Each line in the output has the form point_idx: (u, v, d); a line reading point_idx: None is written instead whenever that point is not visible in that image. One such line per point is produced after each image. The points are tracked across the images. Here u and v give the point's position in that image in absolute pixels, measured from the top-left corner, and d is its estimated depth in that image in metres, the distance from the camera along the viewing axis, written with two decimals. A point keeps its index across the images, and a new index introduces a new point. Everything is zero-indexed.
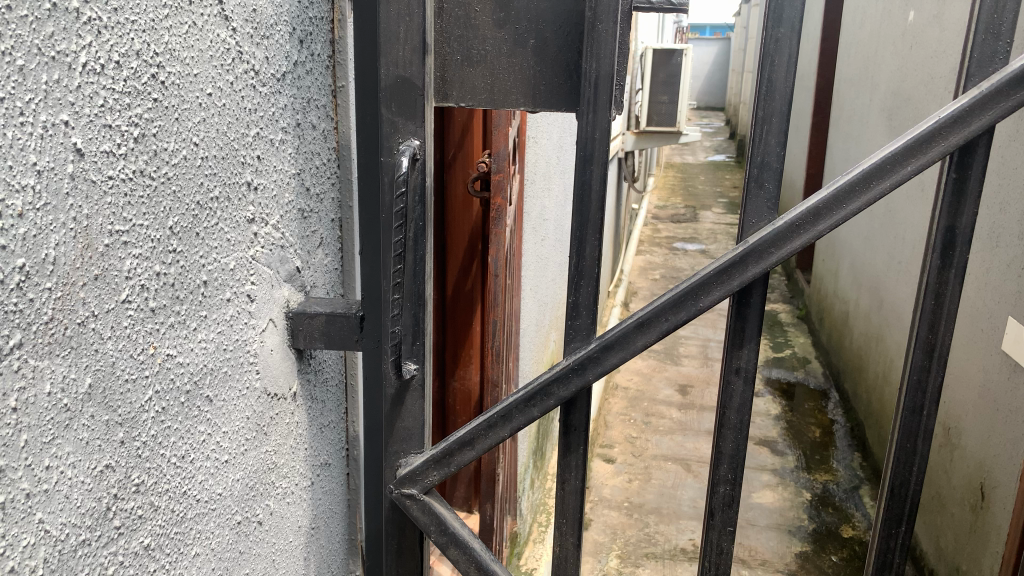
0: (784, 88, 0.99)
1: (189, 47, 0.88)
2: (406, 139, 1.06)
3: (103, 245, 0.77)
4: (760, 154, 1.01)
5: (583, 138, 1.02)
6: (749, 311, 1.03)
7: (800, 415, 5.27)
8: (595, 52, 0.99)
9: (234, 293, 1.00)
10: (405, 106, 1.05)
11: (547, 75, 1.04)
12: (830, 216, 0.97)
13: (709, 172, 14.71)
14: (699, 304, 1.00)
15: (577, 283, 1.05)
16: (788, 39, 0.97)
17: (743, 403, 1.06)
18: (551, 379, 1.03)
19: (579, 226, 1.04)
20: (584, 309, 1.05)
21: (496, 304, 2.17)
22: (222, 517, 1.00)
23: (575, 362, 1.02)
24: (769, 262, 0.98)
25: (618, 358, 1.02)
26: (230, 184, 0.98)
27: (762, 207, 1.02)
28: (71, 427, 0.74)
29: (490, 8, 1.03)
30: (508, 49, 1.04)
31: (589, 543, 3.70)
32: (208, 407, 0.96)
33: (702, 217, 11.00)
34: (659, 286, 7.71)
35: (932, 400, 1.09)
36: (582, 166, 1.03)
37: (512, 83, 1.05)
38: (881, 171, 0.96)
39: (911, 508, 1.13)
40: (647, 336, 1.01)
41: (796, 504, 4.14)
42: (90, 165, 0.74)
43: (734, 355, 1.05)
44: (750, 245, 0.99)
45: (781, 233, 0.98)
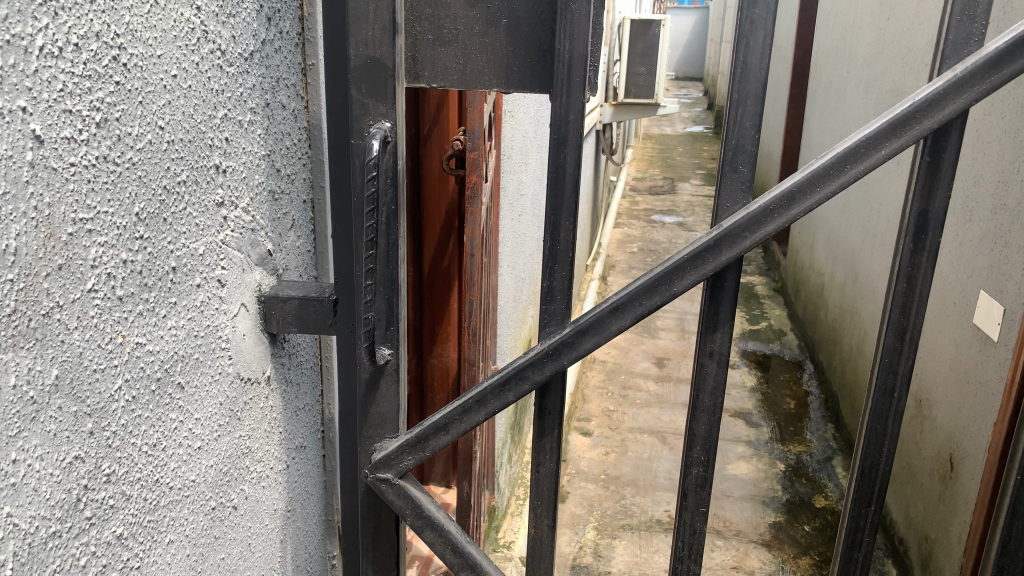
0: (758, 71, 0.98)
1: (152, 27, 0.86)
2: (376, 121, 1.04)
3: (66, 234, 0.75)
4: (735, 138, 1.01)
5: (557, 120, 1.01)
6: (723, 294, 1.03)
7: (775, 387, 5.33)
8: (569, 32, 0.97)
9: (204, 278, 0.99)
10: (376, 88, 1.03)
11: (520, 56, 1.03)
12: (803, 200, 0.97)
13: (687, 143, 14.71)
14: (674, 288, 1.00)
15: (551, 268, 1.05)
16: (763, 20, 0.97)
17: (717, 385, 1.07)
18: (526, 364, 1.02)
19: (553, 209, 1.03)
20: (558, 294, 1.05)
21: (471, 283, 2.10)
22: (196, 503, 0.99)
23: (550, 347, 1.02)
24: (743, 246, 0.99)
25: (592, 343, 1.02)
26: (198, 168, 0.96)
27: (736, 190, 1.02)
28: (38, 419, 0.72)
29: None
30: (480, 29, 1.02)
31: (566, 516, 3.74)
32: (180, 395, 0.95)
33: (679, 189, 11.01)
34: (637, 259, 7.74)
35: (903, 382, 1.10)
36: (557, 148, 1.02)
37: (484, 63, 1.03)
38: (855, 155, 0.96)
39: (881, 488, 1.15)
40: (621, 320, 1.01)
41: (770, 475, 4.21)
42: (50, 152, 0.72)
43: (708, 338, 1.05)
44: (725, 229, 0.99)
45: (755, 218, 0.98)
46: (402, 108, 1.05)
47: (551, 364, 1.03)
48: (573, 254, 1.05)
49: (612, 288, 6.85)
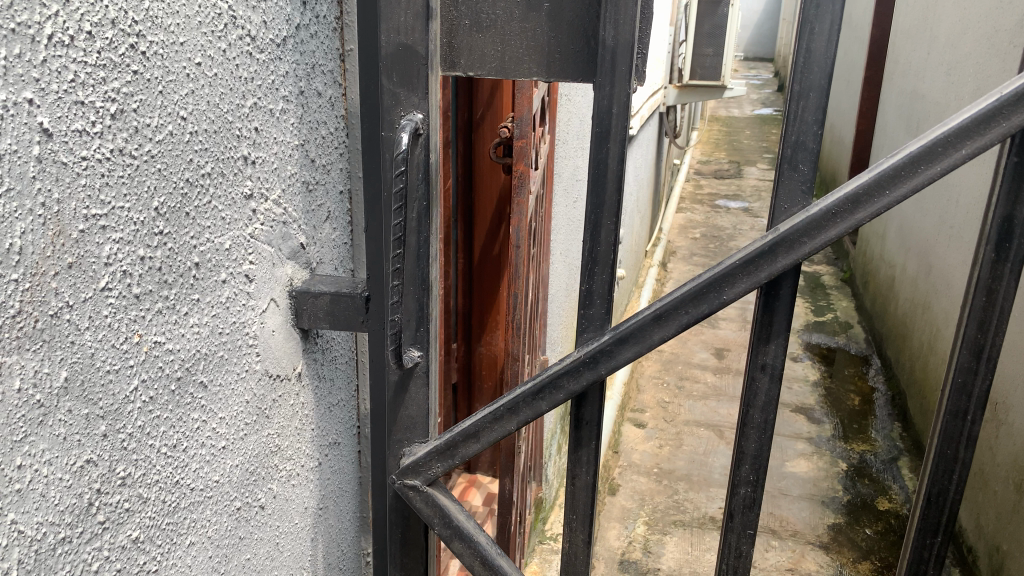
0: (823, 61, 0.89)
1: (175, 13, 0.82)
2: (408, 112, 0.99)
3: (77, 232, 0.72)
4: (794, 134, 0.92)
5: (601, 113, 0.95)
6: (777, 303, 0.96)
7: (839, 382, 5.15)
8: (615, 16, 0.91)
9: (230, 273, 0.96)
10: (408, 76, 0.99)
11: (563, 43, 0.96)
12: (869, 205, 0.88)
13: (755, 126, 14.30)
14: (723, 297, 0.93)
15: (591, 271, 0.99)
16: (829, 4, 0.88)
17: (768, 401, 0.99)
18: (562, 372, 0.98)
19: (593, 209, 0.97)
20: (598, 298, 1.00)
21: (515, 276, 2.01)
22: (220, 504, 0.97)
23: (587, 355, 0.97)
24: (800, 253, 0.90)
25: (633, 352, 0.96)
26: (224, 160, 0.92)
27: (795, 191, 0.94)
28: (46, 423, 0.70)
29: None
30: (520, 14, 0.96)
31: (616, 509, 3.69)
32: (202, 394, 0.92)
33: (745, 174, 10.72)
34: (699, 245, 7.56)
35: (976, 406, 1.01)
36: (599, 144, 0.96)
37: (524, 50, 0.97)
38: (930, 155, 0.86)
39: (949, 518, 1.06)
40: (665, 329, 0.95)
41: (831, 474, 4.07)
42: (59, 146, 0.69)
43: (760, 350, 0.98)
44: (781, 233, 0.90)
45: (816, 222, 0.90)
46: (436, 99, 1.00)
47: (589, 373, 0.98)
48: (615, 256, 0.99)
49: (671, 275, 6.71)
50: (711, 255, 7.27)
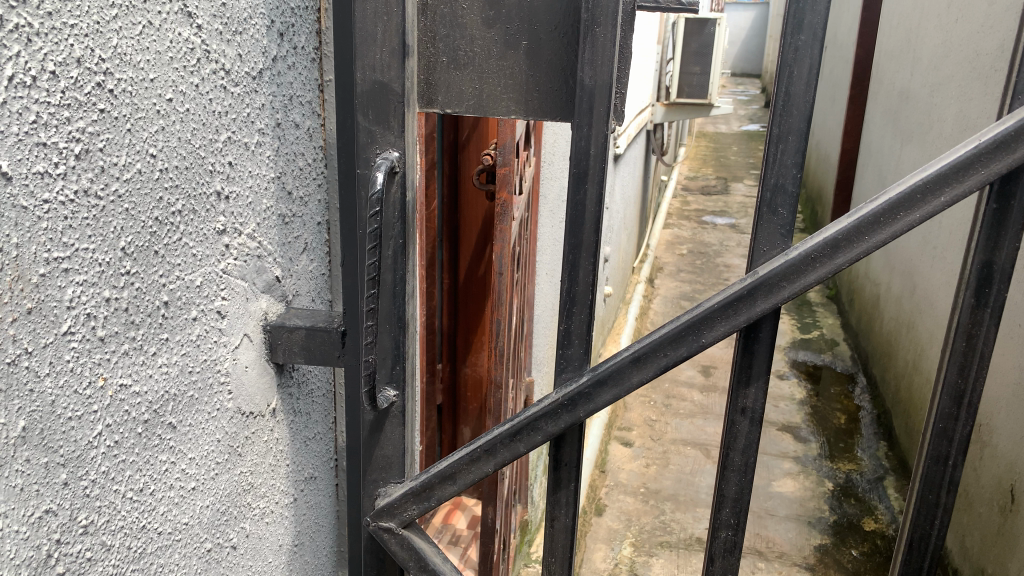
0: (801, 105, 0.89)
1: (144, 49, 0.80)
2: (384, 149, 0.98)
3: (37, 276, 0.70)
4: (774, 177, 0.92)
5: (579, 152, 0.94)
6: (757, 346, 0.95)
7: (826, 400, 5.15)
8: (593, 57, 0.91)
9: (201, 311, 0.94)
10: (382, 113, 0.98)
11: (542, 81, 0.97)
12: (849, 250, 0.87)
13: (742, 142, 14.38)
14: (701, 340, 0.92)
15: (569, 310, 0.99)
16: (807, 49, 0.88)
17: (748, 444, 0.98)
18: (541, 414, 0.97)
19: (572, 247, 0.97)
20: (576, 338, 0.99)
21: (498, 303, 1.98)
22: (189, 546, 0.94)
23: (566, 397, 0.96)
24: (780, 297, 0.90)
25: (611, 395, 0.95)
26: (196, 197, 0.90)
27: (774, 234, 0.93)
28: (1, 474, 0.68)
29: (480, 6, 0.96)
30: (499, 51, 0.97)
31: (602, 530, 3.67)
32: (172, 435, 0.90)
33: (732, 190, 10.75)
34: (686, 261, 7.56)
35: (958, 451, 1.00)
36: (576, 183, 0.96)
37: (502, 88, 0.98)
38: (909, 201, 0.86)
39: (931, 563, 1.05)
40: (643, 372, 0.93)
41: (817, 494, 4.06)
42: (19, 189, 0.67)
43: (740, 393, 0.97)
44: (761, 276, 0.90)
45: (796, 265, 0.89)
46: (412, 137, 0.99)
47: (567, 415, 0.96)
48: (593, 296, 0.98)
49: (659, 291, 6.71)
50: (698, 271, 7.27)
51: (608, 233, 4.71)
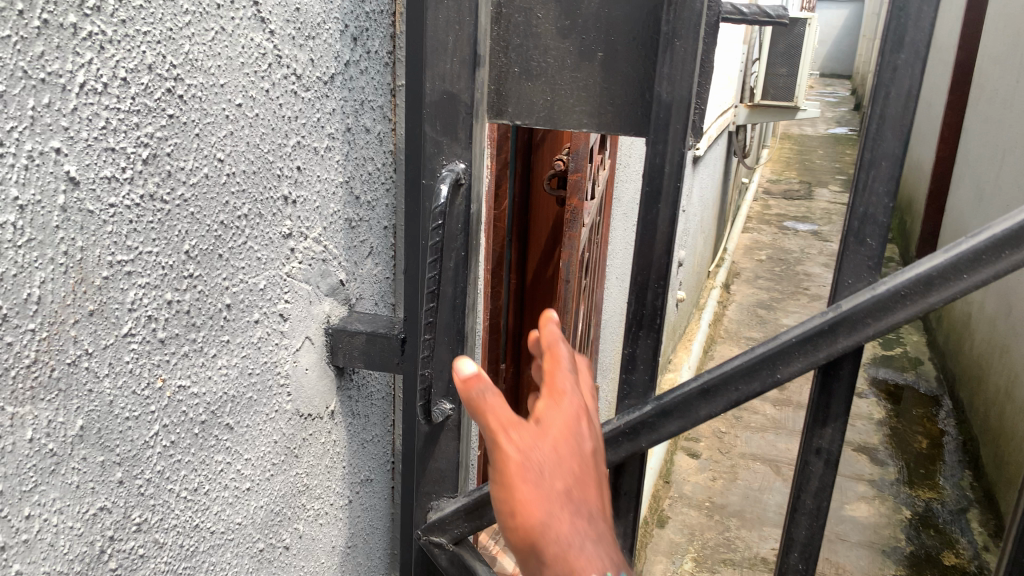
0: (897, 128, 0.84)
1: (216, 55, 0.80)
2: (451, 160, 0.98)
3: (100, 279, 0.70)
4: (863, 205, 0.87)
5: (653, 170, 0.92)
6: (837, 381, 0.92)
7: (907, 422, 4.93)
8: (671, 70, 0.88)
9: (265, 313, 0.94)
10: (451, 123, 0.97)
11: (617, 95, 0.94)
12: (943, 288, 0.81)
13: (829, 146, 13.90)
14: (776, 376, 0.90)
15: (636, 335, 0.98)
16: (908, 67, 0.83)
17: (822, 486, 0.96)
18: (601, 439, 0.99)
19: (642, 270, 0.96)
20: (641, 362, 0.98)
21: (564, 311, 1.96)
22: (241, 546, 0.95)
23: (628, 424, 0.97)
24: (863, 335, 0.86)
25: (677, 426, 0.95)
26: (263, 201, 0.90)
27: (862, 266, 0.89)
28: (59, 472, 0.68)
29: (555, 16, 0.94)
30: (573, 63, 0.95)
31: (664, 543, 3.60)
32: (229, 435, 0.90)
33: (817, 195, 10.40)
34: (764, 268, 7.36)
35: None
36: (648, 203, 0.93)
37: (575, 100, 0.96)
38: (1016, 240, 0.79)
39: None
40: (712, 405, 0.93)
41: (893, 522, 3.89)
42: (86, 194, 0.67)
43: (815, 433, 0.95)
44: (844, 311, 0.86)
45: (882, 302, 0.85)
46: (479, 148, 0.99)
47: (627, 443, 0.98)
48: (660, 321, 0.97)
49: (734, 298, 6.55)
50: (777, 279, 7.07)
51: (683, 237, 4.62)
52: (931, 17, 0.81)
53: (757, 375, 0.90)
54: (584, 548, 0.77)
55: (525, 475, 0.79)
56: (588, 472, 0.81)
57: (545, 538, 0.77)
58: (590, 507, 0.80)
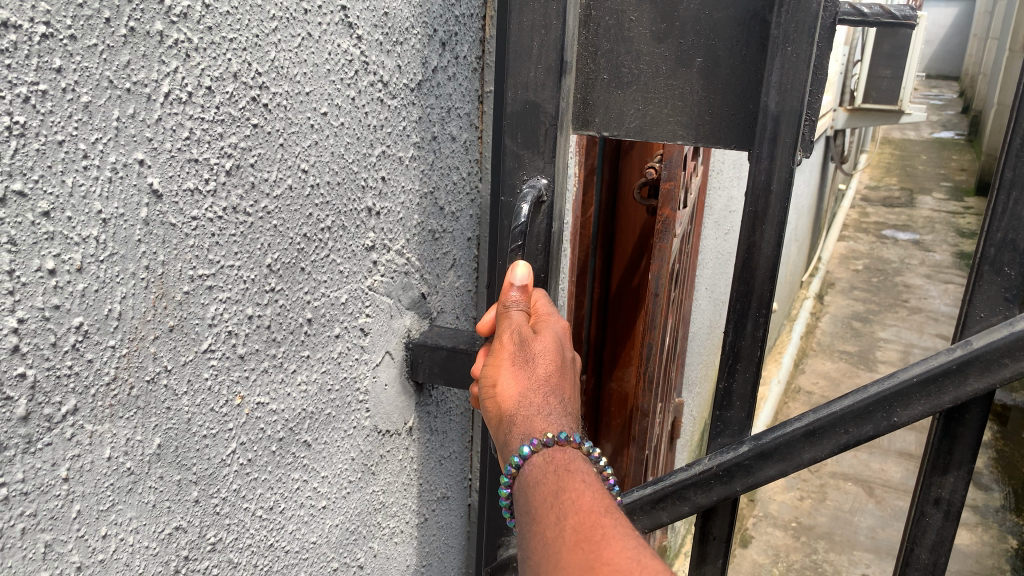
0: None
1: (302, 62, 0.77)
2: (531, 177, 1.00)
3: (181, 294, 0.69)
4: (1002, 231, 0.91)
5: (756, 189, 0.93)
6: (961, 428, 0.97)
7: (1015, 445, 4.63)
8: (781, 79, 0.87)
9: (345, 328, 0.91)
10: (534, 139, 0.98)
11: (716, 105, 0.93)
12: None
13: (934, 152, 13.21)
14: (892, 419, 0.95)
15: (732, 370, 1.02)
16: None
17: (939, 540, 1.01)
18: (691, 483, 1.05)
19: (742, 297, 0.98)
20: (737, 399, 1.04)
21: (651, 324, 1.88)
22: (316, 565, 0.93)
23: (723, 466, 1.03)
24: (994, 376, 0.90)
25: (775, 470, 1.01)
26: (347, 213, 0.88)
27: (997, 298, 0.93)
28: (135, 491, 0.68)
29: (650, 19, 0.93)
30: (668, 70, 0.94)
31: (746, 563, 3.47)
32: (306, 453, 0.88)
33: (920, 204, 9.88)
34: (861, 278, 7.04)
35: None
36: (752, 224, 0.95)
37: (670, 109, 0.95)
38: None
39: None
40: (816, 449, 0.98)
41: (998, 551, 3.64)
42: (169, 207, 0.66)
43: (936, 482, 1.00)
44: (976, 350, 0.90)
45: (1020, 340, 0.88)
46: (561, 161, 0.99)
47: (720, 486, 1.04)
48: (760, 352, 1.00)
49: (828, 309, 6.29)
50: (874, 290, 6.75)
51: None
52: None
53: (871, 418, 0.95)
54: (548, 418, 0.83)
55: (512, 358, 0.87)
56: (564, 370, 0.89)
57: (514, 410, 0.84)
58: (562, 392, 0.87)
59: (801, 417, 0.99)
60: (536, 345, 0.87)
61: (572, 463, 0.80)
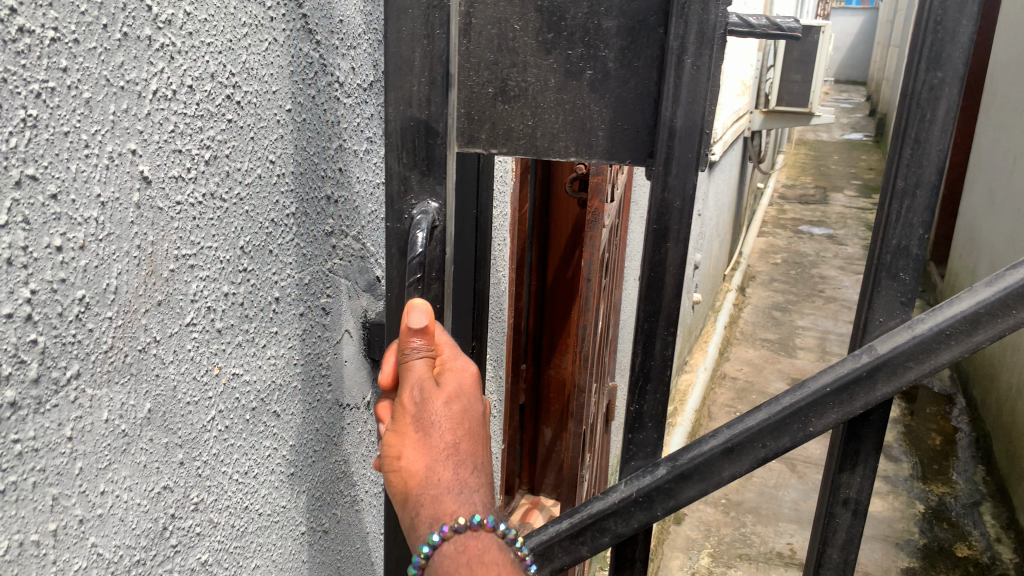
0: (934, 154, 0.89)
1: (269, 64, 0.86)
2: (420, 201, 0.97)
3: (168, 271, 0.76)
4: (896, 239, 0.93)
5: (661, 205, 0.93)
6: (867, 428, 1.00)
7: (921, 421, 5.04)
8: (680, 92, 0.88)
9: (308, 307, 1.00)
10: (425, 157, 0.96)
11: (624, 115, 0.91)
12: (991, 325, 0.87)
13: (844, 151, 13.90)
14: (808, 430, 0.94)
15: (640, 394, 1.00)
16: (948, 83, 0.87)
17: (849, 538, 1.04)
18: (607, 514, 1.01)
19: (648, 317, 0.97)
20: (647, 420, 1.00)
21: (584, 309, 2.00)
22: (285, 528, 1.01)
23: (641, 492, 0.99)
24: (904, 379, 0.91)
25: (695, 491, 0.98)
26: (309, 200, 0.96)
27: (894, 302, 0.95)
28: (129, 451, 0.74)
29: (537, 29, 0.91)
30: (557, 83, 0.92)
31: (680, 539, 3.65)
32: (276, 422, 0.96)
33: (832, 200, 10.39)
34: (779, 271, 7.38)
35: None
36: (655, 240, 0.94)
37: (563, 125, 0.93)
38: None
39: None
40: (735, 466, 0.97)
41: (908, 516, 4.03)
42: (156, 191, 0.73)
43: (843, 483, 1.03)
44: (885, 356, 0.91)
45: (924, 343, 0.90)
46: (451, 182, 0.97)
47: (641, 513, 1.00)
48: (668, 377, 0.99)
49: (749, 300, 6.57)
50: (792, 282, 7.09)
51: (698, 240, 4.66)
52: (968, 30, 0.85)
53: (788, 430, 0.94)
54: (458, 495, 0.84)
55: (418, 426, 0.85)
56: (470, 431, 0.87)
57: (422, 490, 0.84)
58: (469, 453, 0.86)
59: (718, 434, 0.98)
60: (437, 412, 0.84)
61: (484, 553, 0.83)
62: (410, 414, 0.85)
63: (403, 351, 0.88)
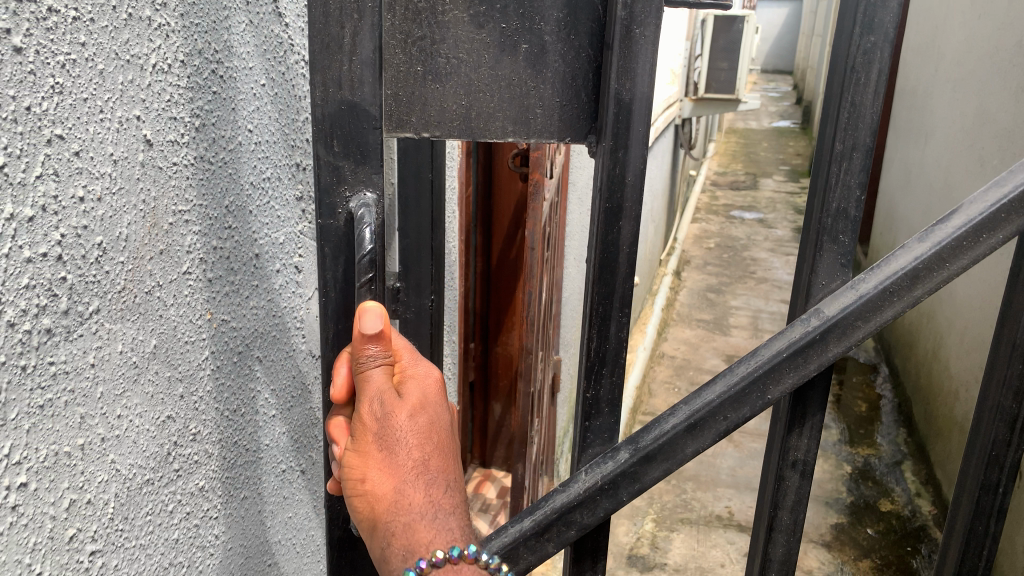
0: (869, 119, 0.96)
1: (245, 43, 0.97)
2: (355, 191, 0.94)
3: (168, 224, 0.87)
4: (836, 202, 0.99)
5: (613, 182, 0.96)
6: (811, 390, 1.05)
7: (849, 390, 5.35)
8: (617, 67, 0.92)
9: (283, 265, 1.11)
10: (356, 147, 0.93)
11: (559, 91, 0.96)
12: (928, 279, 0.94)
13: (773, 138, 14.42)
14: (765, 397, 0.98)
15: (595, 379, 1.03)
16: (880, 48, 0.94)
17: (799, 499, 1.10)
18: (575, 504, 1.01)
19: (604, 300, 0.99)
20: (604, 404, 1.03)
21: (529, 276, 2.13)
22: (269, 465, 1.12)
23: (607, 478, 1.01)
24: (854, 337, 0.97)
25: (660, 470, 1.00)
26: (281, 166, 1.07)
27: (834, 264, 1.01)
28: (139, 381, 0.85)
29: (467, 3, 0.92)
30: (492, 60, 0.94)
31: (626, 508, 3.83)
32: (259, 366, 1.07)
33: (762, 185, 10.80)
34: (714, 255, 7.67)
35: (1007, 478, 1.05)
36: (609, 219, 0.97)
37: (497, 101, 0.96)
38: (991, 225, 0.93)
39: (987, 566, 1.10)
40: (697, 442, 0.99)
41: (836, 477, 4.30)
42: (157, 153, 0.84)
43: (792, 445, 1.08)
44: (832, 321, 0.96)
45: (870, 302, 0.95)
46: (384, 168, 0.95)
47: (606, 500, 1.01)
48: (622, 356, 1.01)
49: (686, 283, 6.83)
50: (726, 265, 7.37)
51: None
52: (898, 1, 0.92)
53: (748, 401, 0.97)
54: (427, 514, 0.89)
55: (381, 445, 0.89)
56: (433, 447, 0.91)
57: (392, 510, 0.89)
58: (434, 467, 0.91)
59: (677, 413, 1.00)
60: (400, 429, 0.88)
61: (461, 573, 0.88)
62: (372, 432, 0.89)
63: (358, 361, 0.89)
